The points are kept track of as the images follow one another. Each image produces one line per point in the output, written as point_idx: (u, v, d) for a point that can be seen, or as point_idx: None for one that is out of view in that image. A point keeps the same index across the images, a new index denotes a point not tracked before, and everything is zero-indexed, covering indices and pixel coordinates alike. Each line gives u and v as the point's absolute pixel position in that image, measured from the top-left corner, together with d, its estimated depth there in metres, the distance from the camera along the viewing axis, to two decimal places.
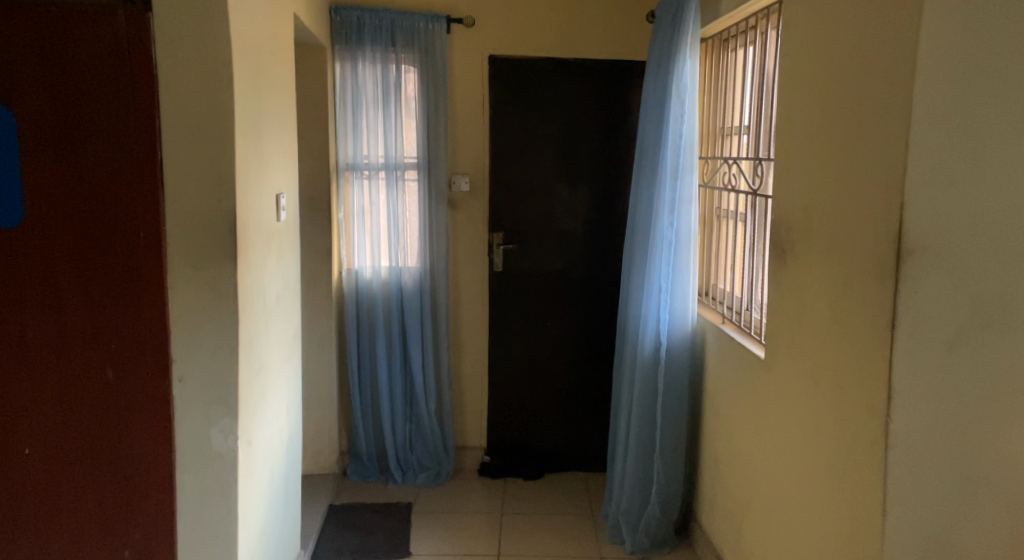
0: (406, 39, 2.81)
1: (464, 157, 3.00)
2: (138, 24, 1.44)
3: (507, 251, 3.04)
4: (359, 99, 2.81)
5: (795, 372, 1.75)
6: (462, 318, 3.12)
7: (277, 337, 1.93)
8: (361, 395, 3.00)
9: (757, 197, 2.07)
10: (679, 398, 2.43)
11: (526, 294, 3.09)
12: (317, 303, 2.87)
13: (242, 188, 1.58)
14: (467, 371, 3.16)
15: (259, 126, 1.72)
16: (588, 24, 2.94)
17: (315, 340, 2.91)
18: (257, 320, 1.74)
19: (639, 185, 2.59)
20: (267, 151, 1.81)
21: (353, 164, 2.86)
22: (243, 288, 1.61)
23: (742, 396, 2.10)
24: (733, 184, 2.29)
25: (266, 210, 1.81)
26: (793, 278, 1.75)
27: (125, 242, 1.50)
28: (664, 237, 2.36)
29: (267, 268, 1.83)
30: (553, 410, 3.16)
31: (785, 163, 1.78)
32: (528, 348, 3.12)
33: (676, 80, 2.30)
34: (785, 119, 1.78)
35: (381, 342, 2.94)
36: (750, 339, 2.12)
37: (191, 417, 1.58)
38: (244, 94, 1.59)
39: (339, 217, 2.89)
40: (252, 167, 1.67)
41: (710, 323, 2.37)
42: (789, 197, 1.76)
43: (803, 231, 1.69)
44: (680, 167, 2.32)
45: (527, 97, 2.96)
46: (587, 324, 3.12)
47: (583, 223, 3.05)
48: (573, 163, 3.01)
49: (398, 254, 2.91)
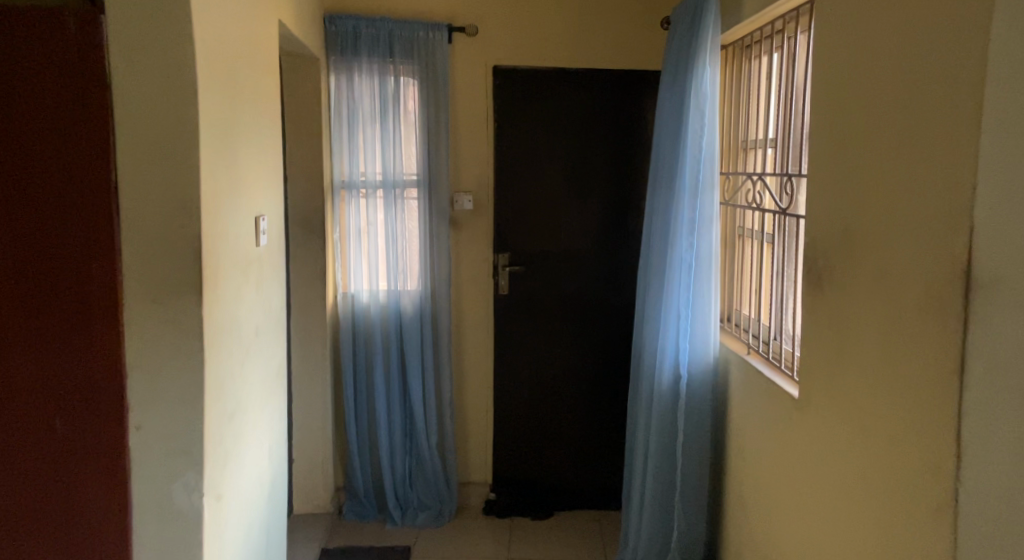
0: (405, 49, 2.65)
1: (468, 174, 2.82)
2: (87, 27, 1.30)
3: (513, 273, 2.86)
4: (355, 113, 2.65)
5: (835, 416, 1.54)
6: (465, 344, 2.93)
7: (255, 374, 1.75)
8: (358, 428, 2.82)
9: (786, 217, 1.87)
10: (701, 436, 2.21)
11: (533, 319, 2.89)
12: (311, 330, 2.69)
13: (210, 213, 1.42)
14: (470, 401, 2.96)
15: (232, 142, 1.56)
16: (598, 31, 2.77)
17: (308, 370, 2.72)
18: (229, 356, 1.56)
19: (655, 203, 2.40)
20: (242, 169, 1.64)
21: (349, 183, 2.69)
22: (210, 323, 1.44)
23: (772, 439, 1.88)
24: (757, 202, 2.09)
25: (242, 235, 1.64)
26: (832, 308, 1.55)
27: (77, 275, 1.35)
28: (683, 260, 2.16)
29: (242, 298, 1.65)
30: (563, 442, 2.95)
31: (820, 178, 1.58)
32: (536, 376, 2.92)
33: (694, 90, 2.11)
34: (820, 129, 1.58)
35: (379, 372, 2.76)
36: (779, 373, 1.92)
37: (151, 471, 1.42)
38: (213, 105, 1.42)
39: (334, 239, 2.73)
40: (224, 187, 1.51)
41: (734, 354, 2.16)
42: (826, 216, 1.56)
43: (843, 256, 1.49)
44: (700, 185, 2.13)
45: (533, 110, 2.78)
46: (599, 351, 2.92)
47: (594, 242, 2.86)
48: (582, 179, 2.83)
49: (396, 277, 2.74)
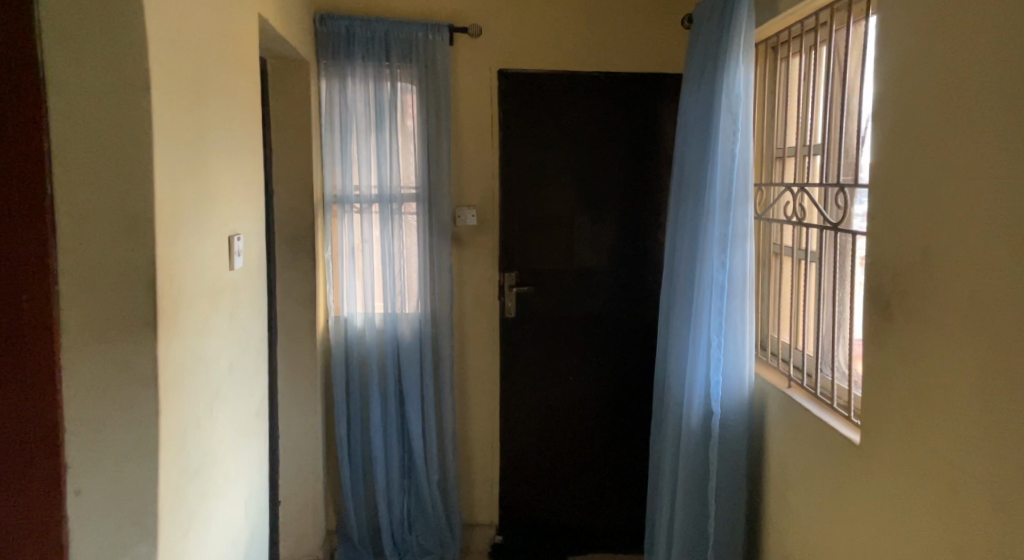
0: (402, 52, 2.44)
1: (471, 186, 2.60)
2: (17, 12, 1.08)
3: (521, 294, 2.62)
4: (349, 121, 2.43)
5: (913, 469, 1.30)
6: (469, 371, 2.68)
7: (228, 418, 1.51)
8: (351, 465, 2.57)
9: (838, 232, 1.66)
10: (736, 479, 1.97)
11: (543, 344, 2.65)
12: (300, 359, 2.45)
13: (168, 233, 1.19)
14: (475, 433, 2.71)
15: (199, 149, 1.33)
16: (612, 31, 2.56)
17: (296, 402, 2.47)
18: (194, 399, 1.32)
19: (679, 218, 2.17)
20: (213, 182, 1.41)
21: (342, 197, 2.46)
22: (167, 365, 1.20)
23: (823, 488, 1.64)
24: (799, 215, 1.86)
25: (211, 259, 1.41)
26: (907, 340, 1.31)
27: (7, 307, 1.13)
28: (715, 281, 1.93)
29: (212, 332, 1.42)
30: (576, 478, 2.71)
31: (888, 189, 1.36)
32: (546, 406, 2.68)
33: (727, 92, 1.89)
34: (887, 132, 1.36)
35: (375, 403, 2.52)
36: (830, 410, 1.68)
37: (98, 545, 1.18)
38: (172, 107, 1.20)
39: (325, 257, 2.49)
40: (187, 202, 1.28)
41: (772, 387, 1.92)
42: (898, 233, 1.33)
43: (922, 282, 1.26)
44: (733, 198, 1.89)
45: (543, 117, 2.56)
46: (615, 378, 2.68)
47: (609, 260, 2.63)
48: (596, 192, 2.61)
49: (394, 299, 2.51)
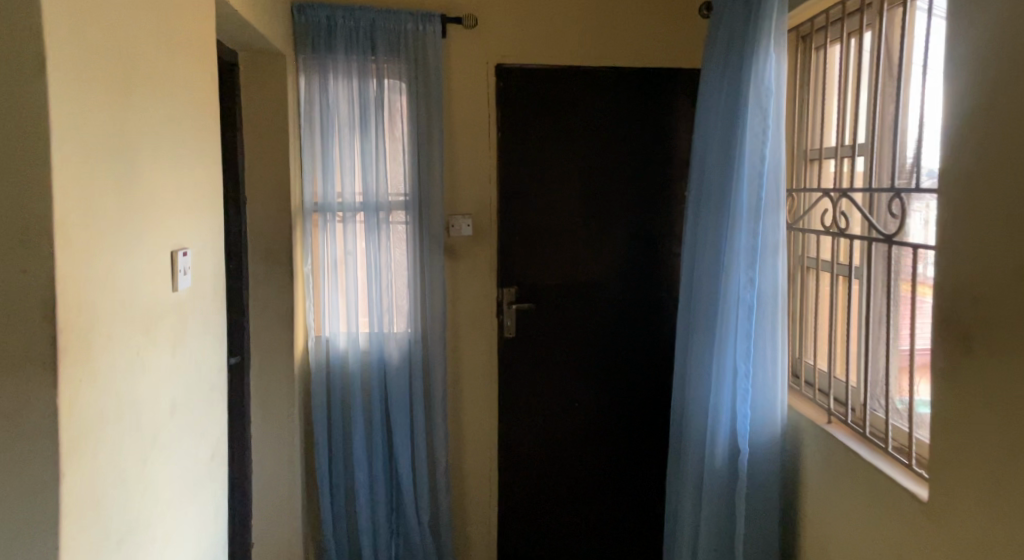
0: (389, 45, 2.20)
1: (466, 193, 2.35)
2: None
3: (521, 311, 2.38)
4: (330, 121, 2.19)
5: (1002, 539, 1.05)
6: (464, 396, 2.43)
7: (166, 467, 1.27)
8: (333, 502, 2.32)
9: (892, 246, 1.40)
10: (766, 526, 1.72)
11: (545, 367, 2.41)
12: (275, 385, 2.20)
13: (78, 249, 0.96)
14: (471, 466, 2.45)
15: (122, 145, 1.09)
16: (619, 24, 2.33)
17: (271, 434, 2.23)
18: (115, 452, 1.08)
19: (698, 228, 1.93)
20: (147, 189, 1.18)
21: (324, 205, 2.22)
22: (77, 417, 0.96)
23: (873, 549, 1.39)
24: (838, 224, 1.61)
25: (145, 279, 1.17)
26: (990, 379, 1.07)
27: None
28: (742, 301, 1.68)
29: (145, 366, 1.18)
30: (581, 513, 2.47)
31: (966, 193, 1.11)
32: (549, 435, 2.43)
33: (755, 84, 1.64)
34: (965, 124, 1.11)
35: (359, 434, 2.27)
36: (879, 452, 1.43)
37: None
38: (82, 96, 0.97)
39: (305, 271, 2.24)
40: (106, 210, 1.04)
41: (809, 422, 1.66)
42: (981, 248, 1.08)
43: (1015, 310, 1.02)
44: (763, 206, 1.65)
45: (545, 117, 2.33)
46: (625, 403, 2.44)
47: (617, 274, 2.40)
48: (603, 199, 2.37)
49: (381, 318, 2.27)
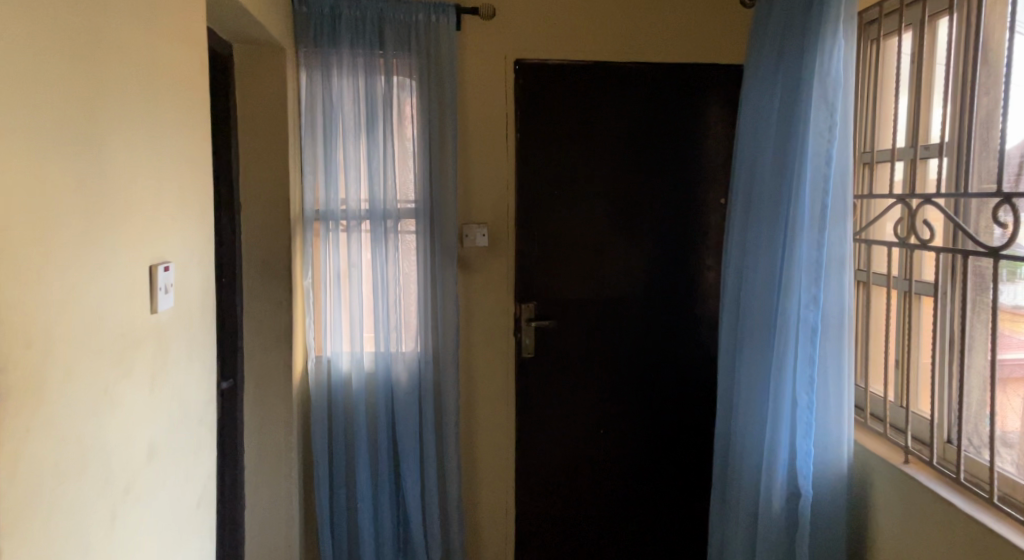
0: (399, 37, 2.00)
1: (482, 200, 2.15)
2: None
3: (541, 329, 2.17)
4: (333, 121, 1.99)
5: None
6: (478, 421, 2.22)
7: (141, 524, 1.05)
8: (334, 537, 2.10)
9: (997, 261, 1.20)
10: None
11: (567, 389, 2.20)
12: (271, 409, 1.98)
13: (25, 263, 0.75)
14: (484, 498, 2.24)
15: (84, 135, 0.89)
16: (648, 16, 2.15)
17: (267, 464, 2.01)
18: (77, 517, 0.87)
19: (746, 239, 1.73)
20: (118, 191, 0.97)
21: (325, 213, 2.01)
22: (22, 479, 0.75)
23: None
24: (919, 235, 1.41)
25: (115, 300, 0.96)
26: None
27: None
28: (803, 322, 1.48)
29: (116, 405, 0.97)
30: (604, 548, 2.26)
31: None
32: (571, 463, 2.22)
33: (819, 77, 1.45)
34: None
35: (363, 463, 2.06)
36: (980, 503, 1.23)
37: None
38: (31, 73, 0.77)
39: (305, 285, 2.04)
40: (66, 217, 0.84)
41: (881, 460, 1.46)
42: None
43: None
44: (828, 215, 1.45)
45: (568, 118, 2.14)
46: (653, 428, 2.24)
47: (645, 288, 2.20)
48: (631, 206, 2.17)
49: (388, 336, 2.06)
